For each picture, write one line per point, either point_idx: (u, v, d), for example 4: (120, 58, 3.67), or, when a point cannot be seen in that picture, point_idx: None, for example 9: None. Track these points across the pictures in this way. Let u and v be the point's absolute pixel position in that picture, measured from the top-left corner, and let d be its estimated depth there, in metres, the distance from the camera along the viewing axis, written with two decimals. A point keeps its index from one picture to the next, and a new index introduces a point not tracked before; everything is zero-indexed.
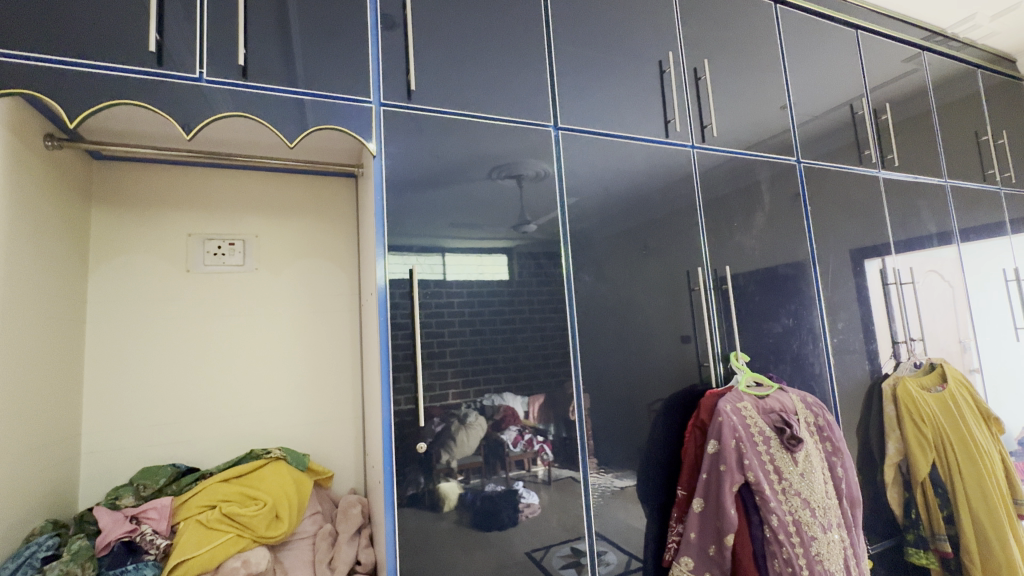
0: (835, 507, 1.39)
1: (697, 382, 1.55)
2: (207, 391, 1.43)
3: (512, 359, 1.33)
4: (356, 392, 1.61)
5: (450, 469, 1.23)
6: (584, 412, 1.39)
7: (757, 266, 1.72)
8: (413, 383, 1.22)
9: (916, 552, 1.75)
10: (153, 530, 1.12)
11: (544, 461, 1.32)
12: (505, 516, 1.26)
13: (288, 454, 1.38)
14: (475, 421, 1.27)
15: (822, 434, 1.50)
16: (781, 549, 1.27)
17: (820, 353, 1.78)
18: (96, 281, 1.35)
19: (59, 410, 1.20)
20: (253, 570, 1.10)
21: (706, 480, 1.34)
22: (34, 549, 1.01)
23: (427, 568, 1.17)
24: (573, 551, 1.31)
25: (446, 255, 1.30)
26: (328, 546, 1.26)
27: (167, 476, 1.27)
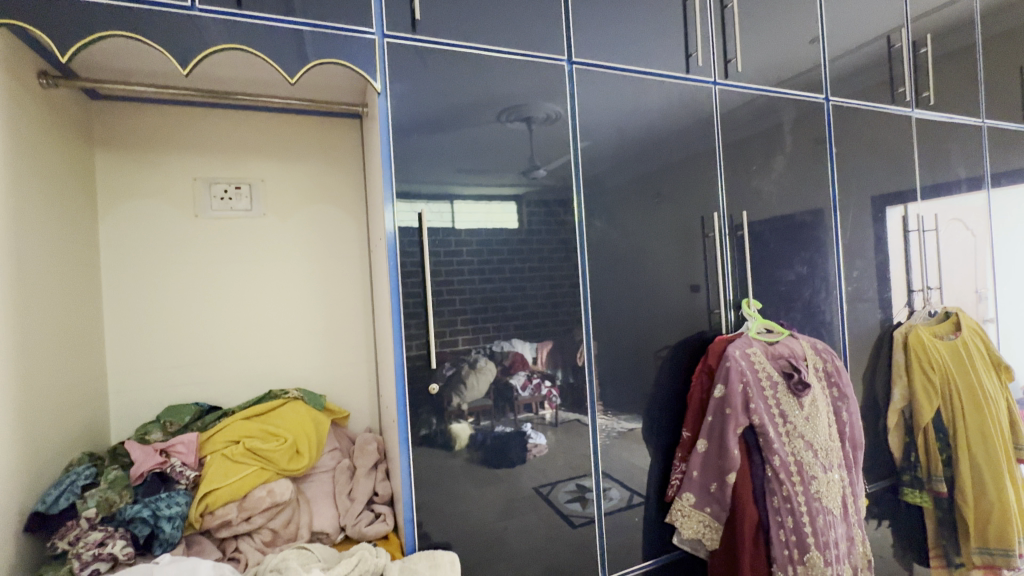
0: (837, 449, 1.42)
1: (706, 329, 1.55)
2: (223, 335, 1.47)
3: (521, 307, 1.34)
4: (368, 337, 1.64)
5: (461, 411, 1.27)
6: (593, 359, 1.40)
7: (775, 212, 1.67)
8: (424, 330, 1.23)
9: (912, 492, 1.81)
10: (182, 462, 1.18)
11: (552, 405, 1.35)
12: (513, 455, 1.31)
13: (305, 394, 1.43)
14: (484, 365, 1.29)
15: (830, 380, 1.50)
16: (781, 488, 1.31)
17: (833, 302, 1.76)
18: (106, 226, 1.35)
19: (84, 351, 1.24)
20: (278, 499, 1.18)
21: (711, 422, 1.36)
22: (73, 478, 1.07)
23: (440, 501, 1.24)
24: (578, 487, 1.37)
25: (455, 202, 1.27)
26: (347, 479, 1.34)
27: (192, 415, 1.34)
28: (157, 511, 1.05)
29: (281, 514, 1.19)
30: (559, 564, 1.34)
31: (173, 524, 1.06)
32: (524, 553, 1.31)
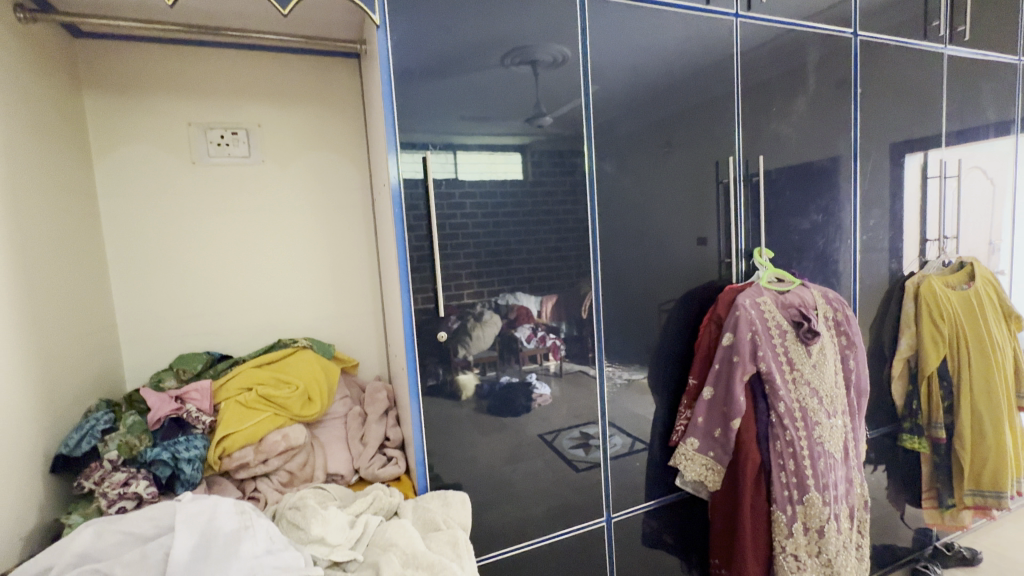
0: (842, 396, 1.43)
1: (716, 280, 1.53)
2: (229, 286, 1.46)
3: (526, 260, 1.31)
4: (374, 288, 1.63)
5: (467, 362, 1.28)
6: (601, 311, 1.39)
7: (792, 158, 1.60)
8: (431, 284, 1.22)
9: (910, 438, 1.84)
10: (198, 408, 1.20)
11: (557, 356, 1.36)
12: (519, 405, 1.33)
13: (314, 344, 1.44)
14: (490, 318, 1.29)
15: (839, 329, 1.49)
16: (785, 433, 1.33)
17: (846, 252, 1.72)
18: (103, 174, 1.31)
19: (92, 301, 1.24)
20: (293, 443, 1.21)
21: (717, 370, 1.36)
22: (93, 423, 1.09)
23: (449, 448, 1.27)
24: (582, 434, 1.40)
25: (458, 152, 1.22)
26: (359, 425, 1.37)
27: (204, 362, 1.35)
28: (176, 454, 1.09)
29: (296, 457, 1.23)
30: (564, 504, 1.38)
31: (192, 465, 1.10)
32: (530, 496, 1.35)
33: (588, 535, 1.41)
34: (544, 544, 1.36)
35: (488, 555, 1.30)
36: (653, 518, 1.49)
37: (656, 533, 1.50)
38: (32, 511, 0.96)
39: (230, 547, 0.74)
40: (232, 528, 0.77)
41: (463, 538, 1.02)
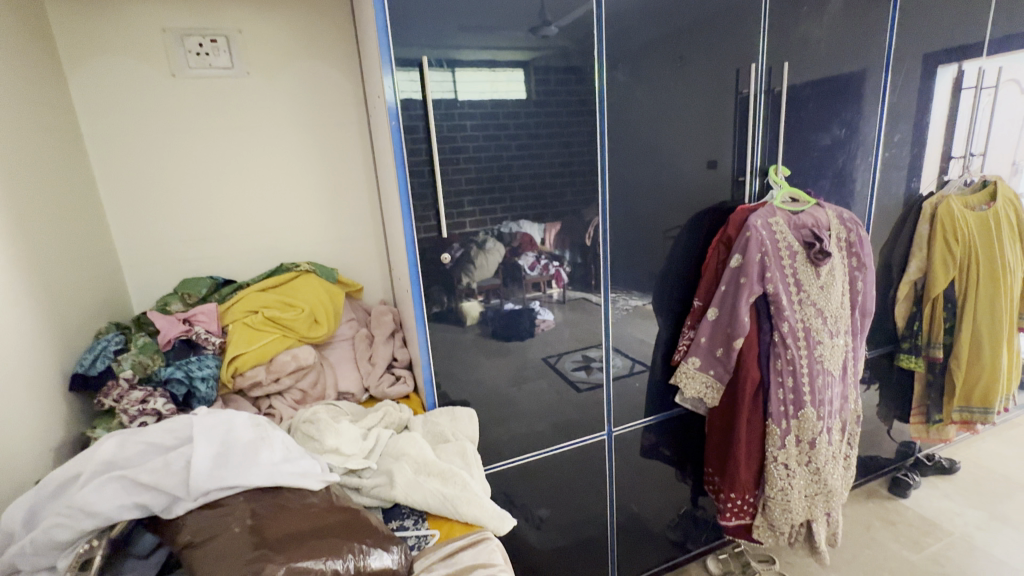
0: (846, 317, 1.43)
1: (727, 201, 1.48)
2: (225, 210, 1.42)
3: (530, 186, 1.25)
4: (374, 211, 1.59)
5: (471, 290, 1.27)
6: (607, 238, 1.36)
7: (819, 67, 1.47)
8: (434, 212, 1.18)
9: (907, 357, 1.87)
10: (206, 330, 1.21)
11: (560, 284, 1.35)
12: (523, 330, 1.34)
13: (317, 268, 1.43)
14: (493, 247, 1.26)
15: (850, 250, 1.46)
16: (786, 352, 1.34)
17: (865, 171, 1.64)
18: (79, 89, 1.23)
19: (87, 226, 1.21)
20: (303, 363, 1.23)
21: (723, 291, 1.35)
22: (105, 345, 1.12)
23: (455, 370, 1.30)
24: (584, 357, 1.42)
25: (457, 69, 1.13)
26: (367, 346, 1.40)
27: (208, 287, 1.34)
28: (190, 372, 1.12)
29: (307, 375, 1.26)
30: (566, 421, 1.44)
31: (207, 384, 1.12)
32: (533, 414, 1.40)
33: (590, 447, 1.48)
34: (548, 456, 1.43)
35: (495, 464, 1.37)
36: (652, 433, 1.56)
37: (654, 446, 1.57)
38: (57, 425, 1.00)
39: (249, 456, 0.77)
40: (248, 439, 0.79)
41: (470, 448, 1.07)
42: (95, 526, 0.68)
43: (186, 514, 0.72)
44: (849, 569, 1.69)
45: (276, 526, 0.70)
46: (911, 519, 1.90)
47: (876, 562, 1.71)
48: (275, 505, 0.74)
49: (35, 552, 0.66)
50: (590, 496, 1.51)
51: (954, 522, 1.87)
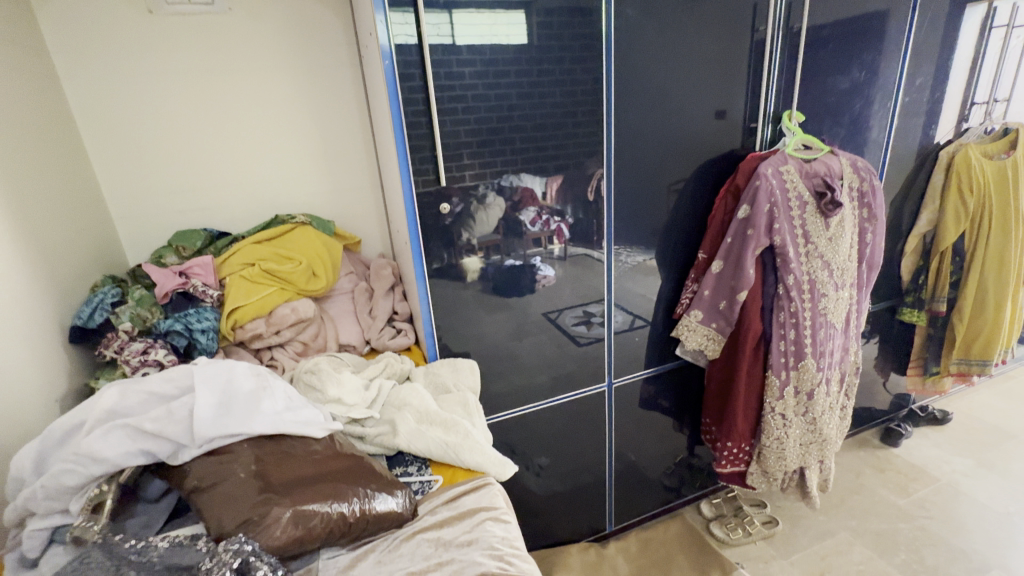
0: (852, 269, 1.41)
1: (737, 149, 1.42)
2: (216, 160, 1.37)
3: (531, 137, 1.20)
4: (371, 160, 1.53)
5: (471, 246, 1.24)
6: (611, 191, 1.32)
7: (842, 3, 1.37)
8: (433, 165, 1.14)
9: (910, 312, 1.87)
10: (203, 283, 1.20)
11: (561, 239, 1.32)
12: (523, 286, 1.33)
13: (313, 220, 1.39)
14: (493, 202, 1.22)
15: (862, 201, 1.41)
16: (790, 304, 1.33)
17: (882, 117, 1.57)
18: (52, 28, 1.16)
19: (74, 176, 1.18)
20: (303, 316, 1.23)
21: (729, 243, 1.32)
22: (102, 297, 1.10)
23: (455, 325, 1.29)
24: (584, 312, 1.41)
25: (455, 11, 1.05)
26: (367, 299, 1.39)
27: (203, 241, 1.31)
28: (189, 324, 1.11)
29: (308, 328, 1.25)
30: (566, 374, 1.45)
31: (207, 336, 1.12)
32: (534, 367, 1.41)
33: (590, 398, 1.50)
34: (548, 407, 1.45)
35: (496, 415, 1.40)
36: (651, 385, 1.58)
37: (653, 397, 1.59)
38: (61, 376, 1.00)
39: (251, 405, 0.77)
40: (250, 388, 0.79)
41: (471, 399, 1.08)
42: (103, 472, 0.69)
43: (192, 460, 0.72)
44: (837, 513, 1.76)
45: (280, 471, 0.71)
46: (900, 466, 1.95)
47: (864, 506, 1.78)
48: (279, 452, 0.75)
49: (47, 496, 0.67)
50: (589, 445, 1.55)
51: (943, 470, 1.92)
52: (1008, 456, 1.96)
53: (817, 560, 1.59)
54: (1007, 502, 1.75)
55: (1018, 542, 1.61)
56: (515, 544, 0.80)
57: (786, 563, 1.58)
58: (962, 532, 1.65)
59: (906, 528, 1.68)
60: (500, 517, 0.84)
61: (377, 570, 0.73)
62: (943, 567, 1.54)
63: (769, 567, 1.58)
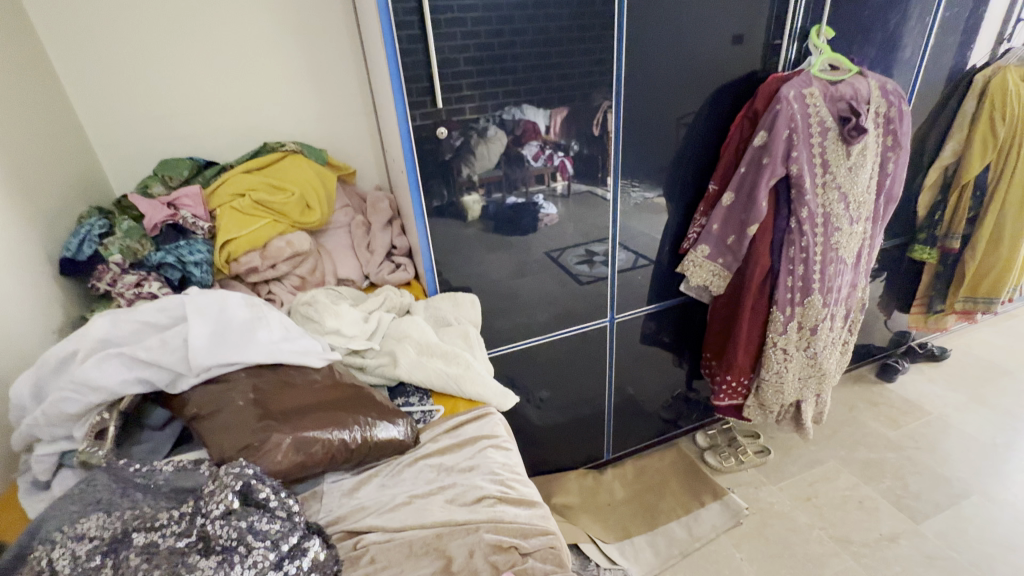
0: (869, 203, 1.35)
1: (758, 72, 1.31)
2: (197, 81, 1.28)
3: (535, 64, 1.11)
4: (363, 82, 1.43)
5: (472, 183, 1.18)
6: (619, 124, 1.23)
7: None
8: (430, 97, 1.06)
9: (921, 249, 1.82)
10: (193, 215, 1.15)
11: (565, 177, 1.25)
12: (525, 225, 1.28)
13: (304, 149, 1.32)
14: (495, 135, 1.14)
15: (887, 128, 1.33)
16: (801, 239, 1.28)
17: (917, 35, 1.44)
18: None
19: (45, 98, 1.10)
20: (298, 250, 1.19)
21: (742, 174, 1.25)
22: (88, 229, 1.06)
23: (456, 263, 1.26)
24: (587, 251, 1.37)
25: None
26: (364, 234, 1.35)
27: (189, 170, 1.25)
28: (182, 258, 1.08)
29: (305, 263, 1.22)
30: (568, 311, 1.43)
31: (201, 269, 1.10)
32: (536, 304, 1.39)
33: (592, 334, 1.49)
34: (549, 342, 1.45)
35: (497, 350, 1.40)
36: (653, 321, 1.57)
37: (654, 333, 1.59)
38: (56, 310, 0.99)
39: (246, 336, 0.76)
40: (244, 318, 0.77)
41: (472, 332, 1.07)
42: (102, 400, 0.68)
43: (191, 389, 0.72)
44: (828, 443, 1.82)
45: (279, 400, 0.71)
46: (893, 400, 2.00)
47: (855, 437, 1.83)
48: (278, 381, 0.74)
49: (49, 424, 0.67)
50: (588, 379, 1.56)
51: (935, 404, 1.96)
52: (1002, 392, 2.00)
53: (806, 487, 1.66)
54: (994, 434, 1.81)
55: (1000, 471, 1.67)
56: (515, 470, 0.81)
57: (775, 489, 1.66)
58: (947, 461, 1.71)
59: (894, 457, 1.74)
60: (501, 445, 0.85)
61: (381, 492, 0.75)
62: (926, 493, 1.61)
63: (759, 492, 1.65)
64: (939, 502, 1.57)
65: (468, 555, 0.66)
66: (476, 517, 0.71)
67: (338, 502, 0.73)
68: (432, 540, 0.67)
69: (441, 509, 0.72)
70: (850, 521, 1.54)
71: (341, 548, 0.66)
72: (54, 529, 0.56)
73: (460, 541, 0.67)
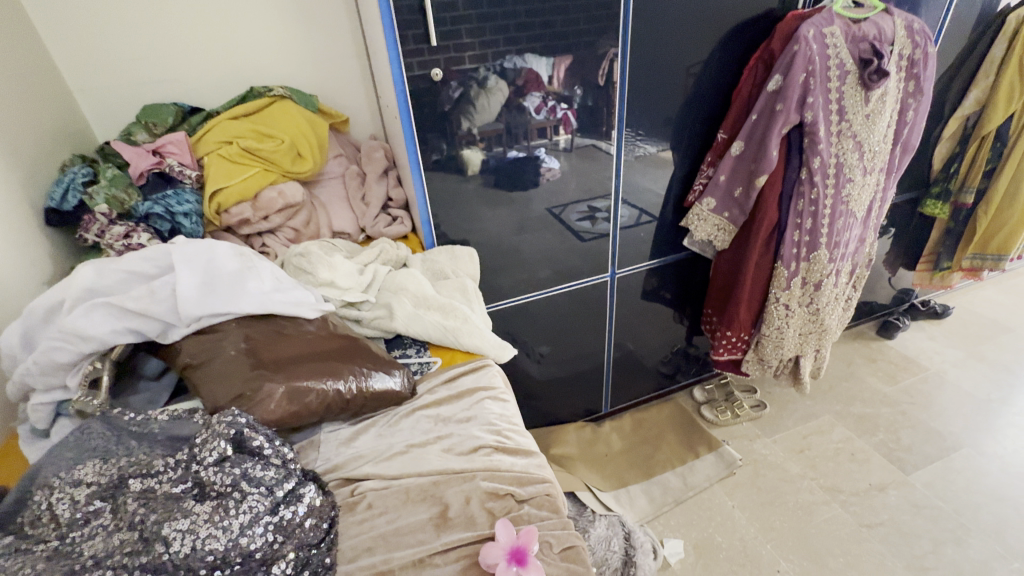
0: (884, 153, 1.30)
1: (775, 11, 1.22)
2: (177, 18, 1.19)
3: (538, 6, 1.03)
4: (353, 19, 1.33)
5: (472, 137, 1.12)
6: (625, 73, 1.16)
7: None
8: (425, 47, 0.99)
9: (933, 205, 1.76)
10: (180, 163, 1.11)
11: (568, 130, 1.19)
12: (526, 180, 1.23)
13: (293, 94, 1.25)
14: (496, 86, 1.08)
15: (910, 72, 1.25)
16: (810, 191, 1.24)
17: None
18: None
19: (15, 36, 1.03)
20: (291, 200, 1.15)
21: (753, 122, 1.19)
22: (72, 178, 1.02)
23: (455, 219, 1.22)
24: (590, 207, 1.33)
25: None
26: (359, 185, 1.30)
27: (174, 117, 1.19)
28: (170, 208, 1.05)
29: (298, 215, 1.18)
30: (568, 268, 1.41)
31: (191, 220, 1.06)
32: (536, 261, 1.36)
33: (593, 289, 1.48)
34: (549, 299, 1.44)
35: (497, 305, 1.38)
36: (654, 277, 1.55)
37: (655, 290, 1.57)
38: (46, 262, 0.97)
39: (236, 285, 0.74)
40: (234, 268, 0.75)
41: (471, 285, 1.05)
42: (93, 350, 0.67)
43: (183, 339, 0.71)
44: (824, 398, 1.84)
45: (271, 349, 0.70)
46: (892, 357, 2.00)
47: (851, 393, 1.85)
48: (271, 331, 0.73)
49: (42, 372, 0.67)
50: (588, 336, 1.56)
51: (933, 360, 1.97)
52: (1001, 348, 2.00)
53: (800, 439, 1.69)
54: (990, 390, 1.82)
55: (992, 425, 1.69)
56: (513, 421, 0.82)
57: (769, 441, 1.69)
58: (941, 415, 1.74)
59: (888, 412, 1.77)
60: (499, 396, 0.85)
61: (378, 441, 0.75)
62: (918, 445, 1.64)
63: (753, 444, 1.68)
64: (930, 455, 1.61)
65: (465, 502, 0.67)
66: (473, 465, 0.71)
67: (335, 450, 0.73)
68: (429, 487, 0.68)
69: (437, 457, 0.73)
70: (842, 472, 1.57)
71: (338, 494, 0.67)
72: (52, 475, 0.56)
73: (456, 488, 0.68)
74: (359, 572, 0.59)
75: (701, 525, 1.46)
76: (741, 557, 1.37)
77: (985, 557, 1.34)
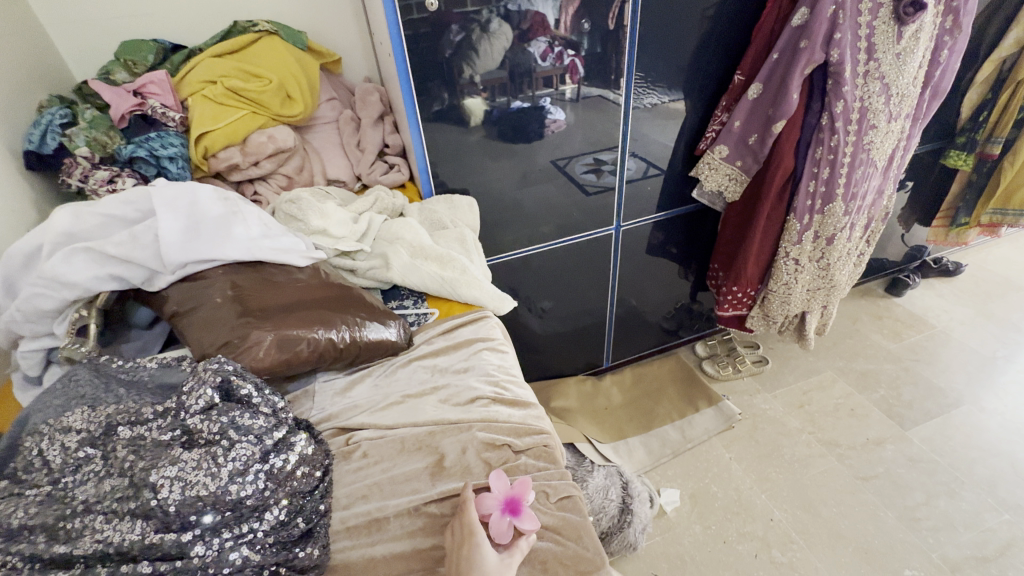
0: (913, 98, 1.21)
1: None
2: None
3: None
4: None
5: (473, 86, 1.05)
6: (638, 13, 1.07)
7: None
8: None
9: (956, 155, 1.67)
10: (163, 105, 1.05)
11: (575, 79, 1.11)
12: (531, 131, 1.16)
13: (280, 30, 1.17)
14: (499, 30, 1.00)
15: (949, 6, 1.15)
16: (831, 138, 1.17)
17: None
18: None
19: None
20: (282, 146, 1.09)
21: (774, 62, 1.11)
22: (50, 119, 0.96)
23: (455, 171, 1.17)
24: (596, 159, 1.27)
25: None
26: (354, 130, 1.24)
27: (155, 54, 1.12)
28: (155, 152, 1.00)
29: (291, 161, 1.13)
30: (572, 222, 1.36)
31: (177, 165, 1.01)
32: (539, 215, 1.32)
33: (597, 243, 1.43)
34: (552, 253, 1.40)
35: (497, 258, 1.35)
36: (660, 232, 1.50)
37: (661, 245, 1.53)
38: (28, 211, 0.93)
39: (222, 230, 0.71)
40: (219, 213, 0.72)
41: (470, 237, 1.01)
42: (77, 297, 0.65)
43: (170, 287, 0.69)
44: (827, 355, 1.83)
45: (260, 297, 0.68)
46: (898, 314, 1.98)
47: (855, 349, 1.84)
48: (260, 279, 0.71)
49: (27, 319, 0.65)
50: (591, 292, 1.54)
51: (941, 318, 1.95)
52: (1011, 306, 1.97)
53: (800, 394, 1.69)
54: (995, 347, 1.80)
55: (995, 382, 1.69)
56: (512, 371, 0.80)
57: (769, 396, 1.70)
58: (944, 372, 1.73)
59: (891, 368, 1.76)
60: (498, 347, 0.83)
61: (375, 391, 0.75)
62: (918, 402, 1.64)
63: (753, 399, 1.69)
64: (930, 411, 1.61)
65: (461, 451, 0.66)
66: (469, 416, 0.70)
67: (331, 400, 0.73)
68: (425, 437, 0.67)
69: (434, 408, 0.72)
70: (840, 426, 1.58)
71: (333, 443, 0.67)
72: (41, 421, 0.56)
73: (453, 438, 0.67)
74: (354, 519, 0.60)
75: (698, 476, 1.49)
76: (736, 506, 1.41)
77: (977, 508, 1.36)
